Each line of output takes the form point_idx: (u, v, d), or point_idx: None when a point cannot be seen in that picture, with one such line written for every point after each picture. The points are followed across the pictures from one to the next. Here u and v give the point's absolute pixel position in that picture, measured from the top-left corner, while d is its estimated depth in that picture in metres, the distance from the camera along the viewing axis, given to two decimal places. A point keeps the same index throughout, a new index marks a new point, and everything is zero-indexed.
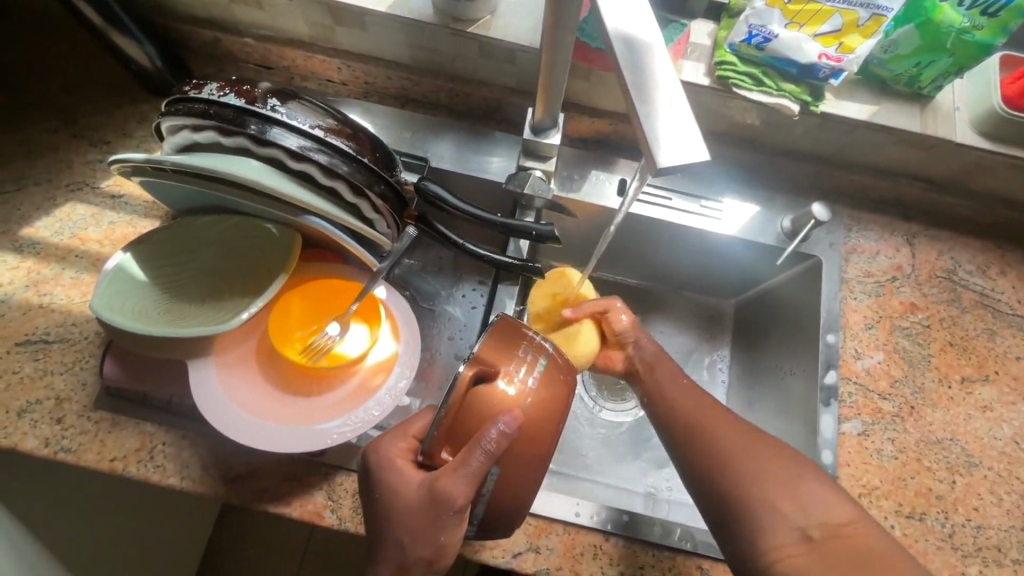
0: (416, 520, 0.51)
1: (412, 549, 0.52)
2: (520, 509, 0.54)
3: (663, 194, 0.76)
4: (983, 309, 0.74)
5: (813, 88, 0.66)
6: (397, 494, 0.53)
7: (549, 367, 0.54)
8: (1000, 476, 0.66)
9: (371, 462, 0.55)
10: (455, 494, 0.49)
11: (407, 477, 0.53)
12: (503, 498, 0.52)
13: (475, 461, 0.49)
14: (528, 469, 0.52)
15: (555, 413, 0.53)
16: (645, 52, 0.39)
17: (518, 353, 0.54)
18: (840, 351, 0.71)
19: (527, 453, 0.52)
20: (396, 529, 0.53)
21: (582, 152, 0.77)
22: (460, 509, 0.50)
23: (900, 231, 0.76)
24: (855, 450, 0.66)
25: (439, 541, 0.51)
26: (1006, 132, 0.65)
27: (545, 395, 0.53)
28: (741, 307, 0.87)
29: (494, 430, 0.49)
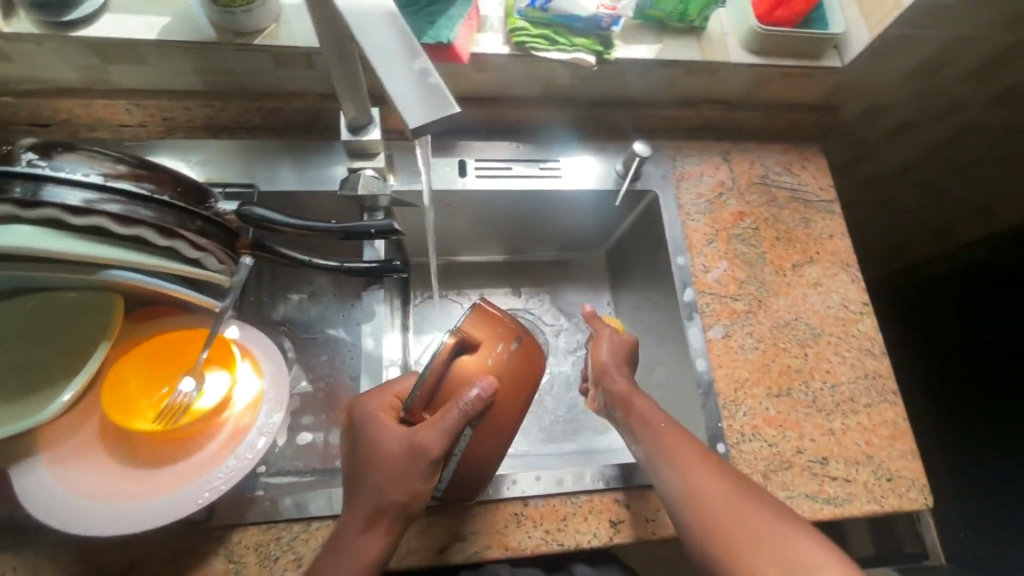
0: (395, 470, 0.55)
1: (388, 494, 0.55)
2: (484, 473, 0.61)
3: (503, 165, 0.78)
4: (796, 202, 0.84)
5: (602, 38, 0.70)
6: (376, 445, 0.57)
7: (526, 349, 0.61)
8: (839, 338, 0.77)
9: (357, 415, 0.59)
10: (433, 445, 0.55)
11: (389, 430, 0.57)
12: (474, 454, 0.59)
13: (454, 418, 0.55)
14: (496, 431, 0.60)
15: (525, 382, 0.61)
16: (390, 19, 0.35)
17: (501, 332, 0.61)
18: (690, 269, 0.77)
19: (496, 417, 0.59)
20: (373, 480, 0.56)
21: (414, 143, 0.78)
22: (436, 461, 0.55)
23: (716, 151, 0.85)
24: (722, 352, 0.74)
25: (413, 487, 0.55)
26: (769, 45, 0.73)
27: (517, 369, 0.60)
28: (609, 253, 0.95)
29: (474, 392, 0.56)
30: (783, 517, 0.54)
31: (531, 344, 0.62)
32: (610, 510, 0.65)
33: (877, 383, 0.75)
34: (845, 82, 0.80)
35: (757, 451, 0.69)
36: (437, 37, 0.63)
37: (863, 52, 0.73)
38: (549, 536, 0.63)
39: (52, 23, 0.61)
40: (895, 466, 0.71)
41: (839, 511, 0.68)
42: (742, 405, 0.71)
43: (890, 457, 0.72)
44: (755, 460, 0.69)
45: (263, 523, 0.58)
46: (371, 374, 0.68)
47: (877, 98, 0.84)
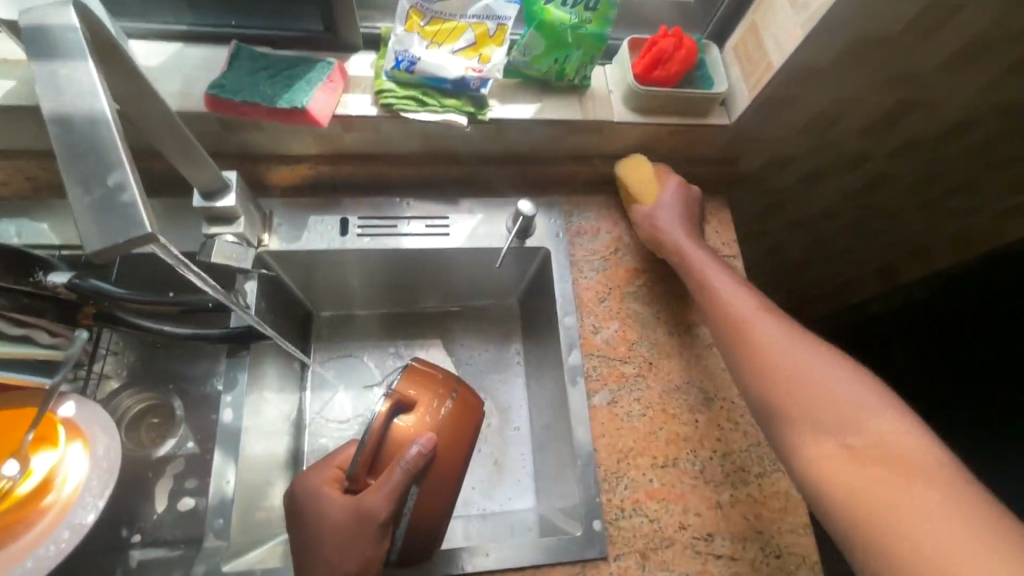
0: (343, 538, 0.56)
1: (340, 565, 0.56)
2: (436, 529, 0.62)
3: (390, 223, 0.77)
4: None
5: (475, 98, 0.69)
6: (323, 519, 0.57)
7: (461, 400, 0.65)
8: (733, 402, 0.74)
9: (298, 494, 0.60)
10: (379, 507, 0.57)
11: (334, 501, 0.58)
12: (423, 512, 0.61)
13: (397, 476, 0.58)
14: (442, 484, 0.62)
15: (463, 433, 0.64)
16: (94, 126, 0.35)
17: (435, 389, 0.64)
18: (578, 329, 0.75)
19: (439, 470, 0.62)
20: (322, 553, 0.57)
21: (296, 200, 0.76)
22: (384, 523, 0.57)
23: (615, 205, 0.83)
24: (607, 420, 0.71)
25: (364, 553, 0.56)
26: (651, 103, 0.72)
27: (455, 420, 0.64)
28: (522, 303, 0.96)
29: (414, 450, 0.59)
30: (867, 385, 0.56)
31: (468, 392, 0.66)
32: None
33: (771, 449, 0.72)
34: (739, 138, 0.79)
35: (637, 527, 0.66)
36: (291, 102, 0.61)
37: (746, 110, 0.72)
38: None
39: None
40: (786, 542, 0.67)
41: None
42: (624, 477, 0.68)
43: (781, 532, 0.68)
44: (634, 537, 0.66)
45: None
46: (226, 448, 0.69)
47: (775, 152, 0.82)
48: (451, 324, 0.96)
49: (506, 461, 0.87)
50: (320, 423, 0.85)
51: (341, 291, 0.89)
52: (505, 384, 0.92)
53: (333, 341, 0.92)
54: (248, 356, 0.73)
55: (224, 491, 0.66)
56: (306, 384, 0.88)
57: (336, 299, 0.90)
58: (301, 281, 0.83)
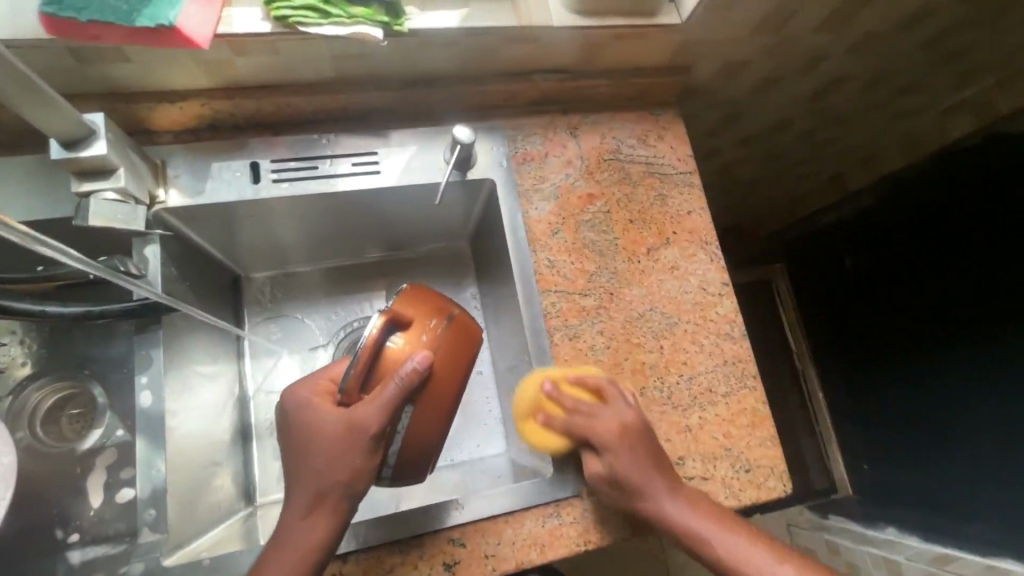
0: (333, 449, 0.52)
1: (328, 476, 0.52)
2: (430, 456, 0.58)
3: (308, 163, 0.67)
4: (651, 177, 0.76)
5: (388, 4, 0.58)
6: (315, 429, 0.53)
7: (460, 323, 0.59)
8: (697, 324, 0.71)
9: (290, 404, 0.55)
10: (371, 420, 0.52)
11: (324, 413, 0.53)
12: (419, 433, 0.56)
13: (391, 391, 0.52)
14: (440, 406, 0.57)
15: (463, 357, 0.58)
16: None
17: (434, 310, 0.59)
18: (533, 265, 0.70)
19: (436, 391, 0.56)
20: (311, 463, 0.52)
21: (194, 146, 0.65)
22: (377, 436, 0.52)
23: (563, 126, 0.76)
24: (570, 357, 0.67)
25: (353, 465, 0.52)
26: (592, 3, 0.63)
27: (453, 343, 0.58)
28: (473, 244, 0.89)
29: (410, 364, 0.53)
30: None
31: (468, 317, 0.61)
32: (445, 552, 0.59)
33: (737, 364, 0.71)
34: (690, 40, 0.71)
35: None
36: (155, 18, 0.50)
37: (698, 6, 0.65)
38: None
39: None
40: (755, 455, 0.68)
41: None
42: None
43: (748, 447, 0.68)
44: None
45: None
46: (150, 435, 0.62)
47: (728, 55, 0.76)
48: (398, 272, 0.88)
49: (471, 408, 0.85)
50: (265, 395, 0.78)
51: (269, 250, 0.80)
52: None
53: (269, 304, 0.84)
54: (161, 331, 0.65)
55: (155, 482, 0.61)
56: (245, 353, 0.80)
57: (266, 256, 0.81)
58: (221, 241, 0.73)
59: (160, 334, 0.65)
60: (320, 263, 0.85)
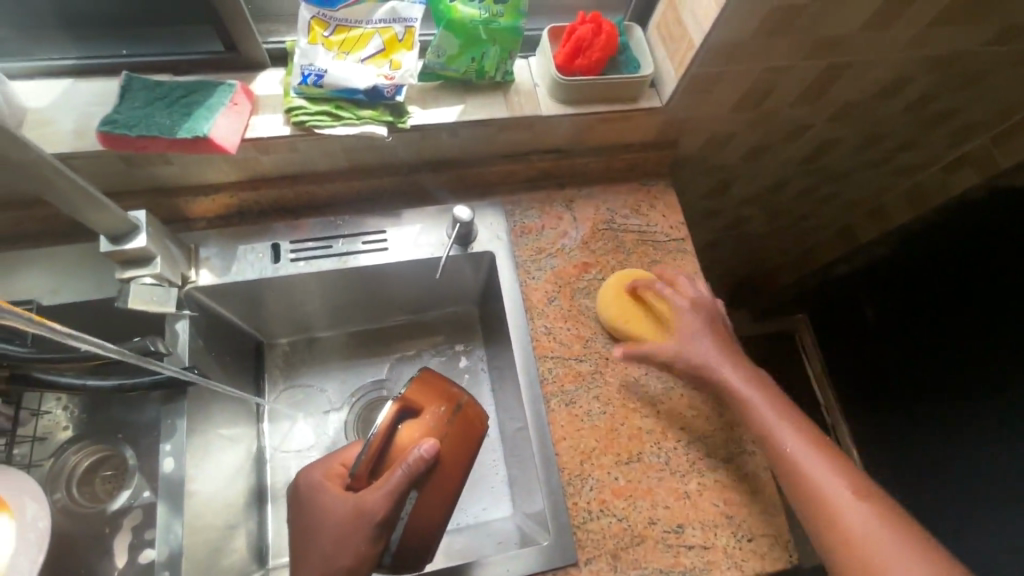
0: (340, 533, 0.55)
1: (334, 560, 0.55)
2: (430, 541, 0.60)
3: (323, 243, 0.74)
4: (644, 245, 0.80)
5: (392, 106, 0.66)
6: (328, 511, 0.57)
7: (465, 414, 0.63)
8: (694, 389, 0.73)
9: (303, 486, 0.60)
10: (377, 507, 0.54)
11: (335, 497, 0.57)
12: (420, 519, 0.59)
13: (398, 478, 0.55)
14: (445, 493, 0.59)
15: (466, 446, 0.62)
16: None
17: (443, 397, 0.62)
18: (531, 332, 0.73)
19: (439, 479, 0.59)
20: (318, 545, 0.56)
21: (224, 231, 0.72)
22: (381, 523, 0.54)
23: (558, 200, 0.81)
24: (567, 422, 0.69)
25: (357, 548, 0.55)
26: (576, 94, 0.70)
27: (458, 433, 0.61)
28: (480, 309, 0.94)
29: (417, 453, 0.56)
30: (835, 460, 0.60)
31: (474, 405, 0.64)
32: None
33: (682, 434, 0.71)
34: (674, 120, 0.77)
35: (606, 528, 0.65)
36: (192, 131, 0.58)
37: (675, 92, 0.70)
38: None
39: None
40: (756, 524, 0.67)
41: None
42: (588, 478, 0.67)
43: (750, 514, 0.67)
44: (603, 539, 0.64)
45: None
46: (170, 500, 0.67)
47: (712, 130, 0.81)
48: (409, 335, 0.93)
49: (479, 469, 0.87)
50: (281, 457, 0.82)
51: (290, 319, 0.86)
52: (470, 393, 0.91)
53: (288, 369, 0.89)
54: (188, 400, 0.71)
55: (172, 545, 0.65)
56: (264, 415, 0.84)
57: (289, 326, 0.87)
58: (246, 313, 0.80)
59: (186, 403, 0.70)
60: (337, 330, 0.91)
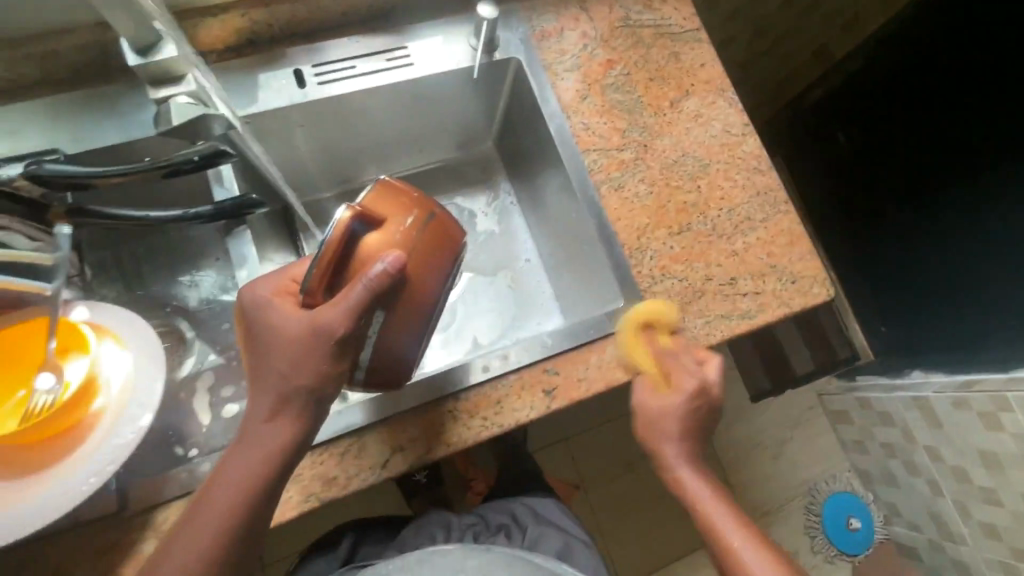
0: (296, 351, 0.51)
1: (295, 378, 0.52)
2: (404, 361, 0.59)
3: (346, 65, 0.71)
4: (662, 38, 0.81)
5: None
6: (276, 330, 0.52)
7: (435, 225, 0.58)
8: (728, 164, 0.77)
9: (250, 304, 0.54)
10: (337, 323, 0.51)
11: (288, 313, 0.52)
12: (391, 337, 0.56)
13: (358, 293, 0.51)
14: (414, 309, 0.57)
15: (437, 260, 0.58)
16: None
17: (406, 209, 0.57)
18: (570, 129, 0.75)
19: (410, 295, 0.56)
20: (274, 365, 0.52)
21: (239, 62, 0.68)
22: (342, 339, 0.51)
23: (572, 2, 0.80)
24: (619, 205, 0.73)
25: (319, 366, 0.52)
26: None
27: (427, 246, 0.57)
28: (499, 144, 0.94)
29: (380, 267, 0.51)
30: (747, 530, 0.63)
31: (444, 217, 0.59)
32: (541, 381, 0.65)
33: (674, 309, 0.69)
34: None
35: (670, 289, 0.71)
36: None
37: None
38: (487, 423, 0.63)
39: None
40: (798, 268, 0.74)
41: (754, 322, 0.71)
42: (647, 250, 0.72)
43: (791, 262, 0.74)
44: (669, 297, 0.70)
45: (183, 495, 0.55)
46: None
47: None
48: (434, 181, 0.94)
49: (524, 288, 0.91)
50: None
51: (316, 171, 0.83)
52: (504, 226, 0.94)
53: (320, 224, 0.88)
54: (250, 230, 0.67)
55: None
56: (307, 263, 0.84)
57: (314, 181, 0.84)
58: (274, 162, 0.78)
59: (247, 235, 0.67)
60: (362, 183, 0.90)
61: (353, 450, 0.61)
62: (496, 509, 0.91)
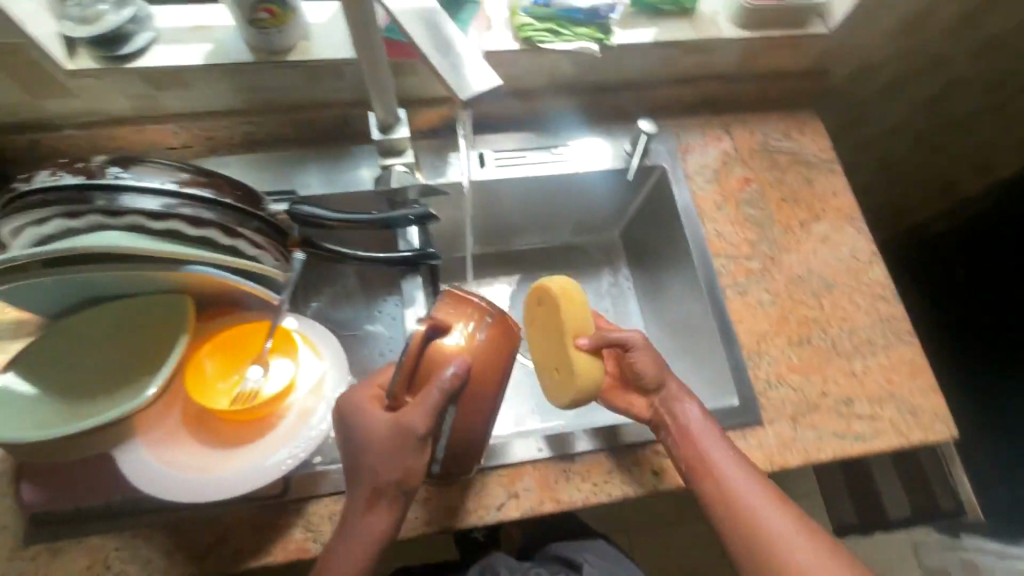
0: (383, 451, 0.53)
1: (383, 475, 0.53)
2: (475, 451, 0.60)
3: (519, 154, 0.85)
4: (798, 164, 0.89)
5: (602, 26, 0.77)
6: (365, 432, 0.54)
7: (498, 326, 0.58)
8: (852, 287, 0.81)
9: (341, 410, 0.56)
10: (419, 424, 0.53)
11: (374, 416, 0.54)
12: (465, 431, 0.57)
13: (435, 395, 0.53)
14: (484, 405, 0.57)
15: (505, 358, 0.58)
16: (434, 17, 0.43)
17: (472, 312, 0.58)
18: (704, 234, 0.83)
19: (480, 391, 0.57)
20: (364, 463, 0.54)
21: (437, 141, 0.83)
22: (424, 437, 0.53)
23: (718, 124, 0.90)
24: (742, 308, 0.78)
25: (405, 465, 0.53)
26: (756, 18, 0.79)
27: (496, 346, 0.57)
28: (625, 233, 1.00)
29: (449, 372, 0.53)
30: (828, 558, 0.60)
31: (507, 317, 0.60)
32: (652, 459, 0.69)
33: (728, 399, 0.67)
34: (832, 48, 0.86)
35: (785, 396, 0.74)
36: None
37: (845, 17, 0.79)
38: (598, 488, 0.67)
39: (107, 57, 0.66)
40: (918, 400, 0.75)
41: (868, 445, 0.71)
42: (765, 355, 0.76)
43: (912, 393, 0.75)
44: (783, 404, 0.73)
45: (335, 493, 0.63)
46: None
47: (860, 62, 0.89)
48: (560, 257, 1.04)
49: None
50: None
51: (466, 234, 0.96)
52: (618, 307, 0.98)
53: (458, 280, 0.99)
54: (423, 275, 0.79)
55: None
56: None
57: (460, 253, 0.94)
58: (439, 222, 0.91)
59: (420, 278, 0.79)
60: (497, 251, 0.99)
61: (474, 487, 0.66)
62: (544, 563, 0.83)
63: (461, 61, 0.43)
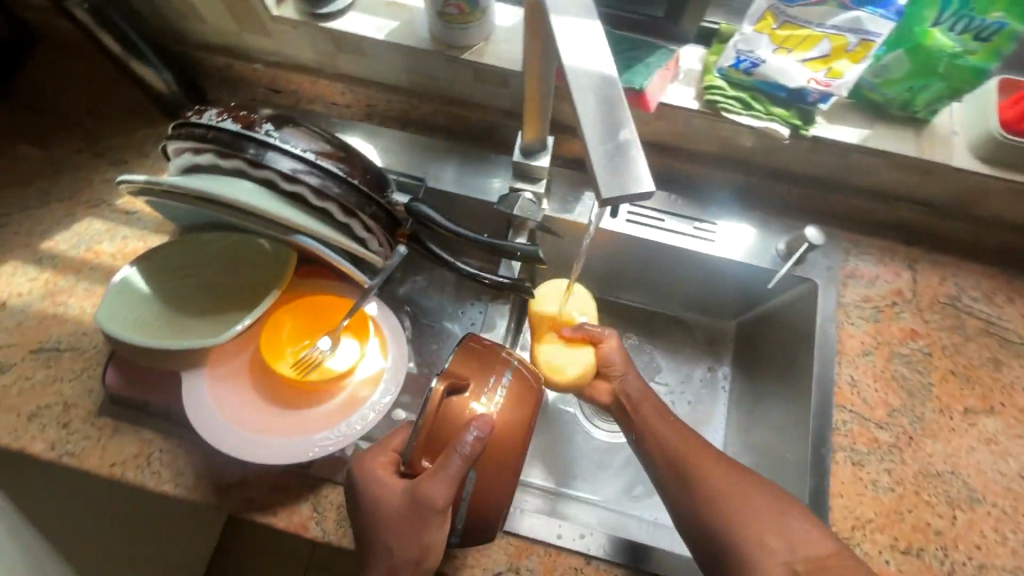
0: (401, 523, 0.51)
1: (400, 553, 0.51)
2: (499, 519, 0.54)
3: (656, 216, 0.77)
4: (989, 337, 0.71)
5: (803, 112, 0.69)
6: (382, 504, 0.52)
7: (516, 381, 0.55)
8: (1005, 513, 0.63)
9: (355, 477, 0.55)
10: (438, 494, 0.49)
11: (391, 486, 0.53)
12: (486, 497, 0.53)
13: (456, 464, 0.49)
14: (505, 470, 0.53)
15: (525, 419, 0.54)
16: (613, 90, 0.40)
17: (491, 366, 0.55)
18: (835, 378, 0.70)
19: (499, 455, 0.52)
20: (381, 535, 0.52)
21: (576, 174, 0.78)
22: (444, 508, 0.50)
23: (901, 256, 0.75)
24: (849, 481, 0.65)
25: (425, 540, 0.51)
26: (1004, 155, 0.66)
27: (514, 404, 0.54)
28: (740, 328, 0.87)
29: (470, 436, 0.49)
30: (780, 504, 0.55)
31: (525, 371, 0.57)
32: None
33: (806, 520, 0.53)
34: None
35: None
36: (630, 83, 0.67)
37: None
38: None
39: (309, 13, 0.70)
40: None
41: None
42: (857, 547, 0.62)
43: None
44: None
45: None
46: None
47: None
48: None
49: None
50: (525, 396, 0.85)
51: None
52: (703, 405, 0.85)
53: None
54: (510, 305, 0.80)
55: None
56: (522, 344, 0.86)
57: None
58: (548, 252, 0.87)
59: None
60: (593, 298, 0.90)
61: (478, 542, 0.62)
62: None
63: (629, 151, 0.38)
